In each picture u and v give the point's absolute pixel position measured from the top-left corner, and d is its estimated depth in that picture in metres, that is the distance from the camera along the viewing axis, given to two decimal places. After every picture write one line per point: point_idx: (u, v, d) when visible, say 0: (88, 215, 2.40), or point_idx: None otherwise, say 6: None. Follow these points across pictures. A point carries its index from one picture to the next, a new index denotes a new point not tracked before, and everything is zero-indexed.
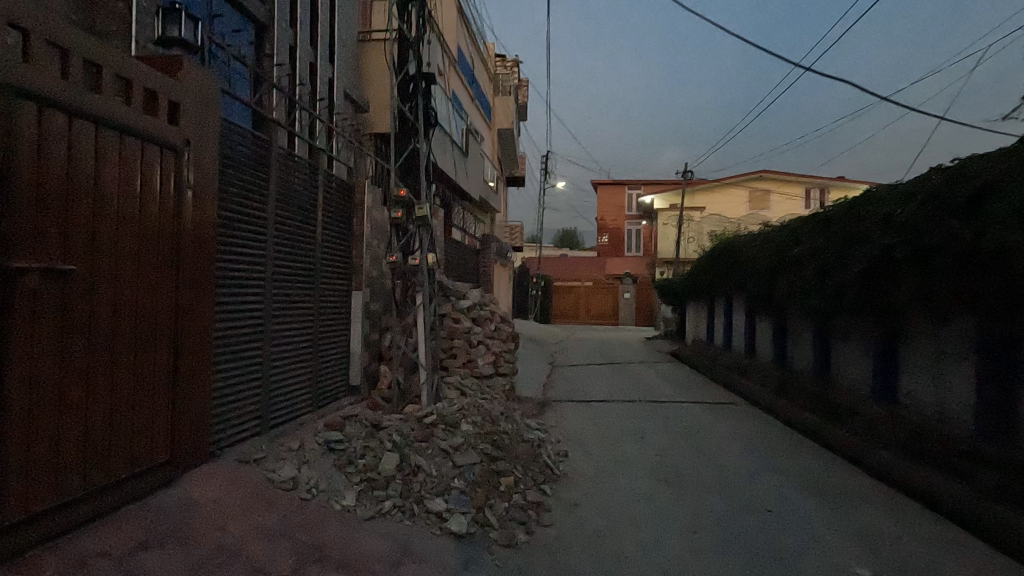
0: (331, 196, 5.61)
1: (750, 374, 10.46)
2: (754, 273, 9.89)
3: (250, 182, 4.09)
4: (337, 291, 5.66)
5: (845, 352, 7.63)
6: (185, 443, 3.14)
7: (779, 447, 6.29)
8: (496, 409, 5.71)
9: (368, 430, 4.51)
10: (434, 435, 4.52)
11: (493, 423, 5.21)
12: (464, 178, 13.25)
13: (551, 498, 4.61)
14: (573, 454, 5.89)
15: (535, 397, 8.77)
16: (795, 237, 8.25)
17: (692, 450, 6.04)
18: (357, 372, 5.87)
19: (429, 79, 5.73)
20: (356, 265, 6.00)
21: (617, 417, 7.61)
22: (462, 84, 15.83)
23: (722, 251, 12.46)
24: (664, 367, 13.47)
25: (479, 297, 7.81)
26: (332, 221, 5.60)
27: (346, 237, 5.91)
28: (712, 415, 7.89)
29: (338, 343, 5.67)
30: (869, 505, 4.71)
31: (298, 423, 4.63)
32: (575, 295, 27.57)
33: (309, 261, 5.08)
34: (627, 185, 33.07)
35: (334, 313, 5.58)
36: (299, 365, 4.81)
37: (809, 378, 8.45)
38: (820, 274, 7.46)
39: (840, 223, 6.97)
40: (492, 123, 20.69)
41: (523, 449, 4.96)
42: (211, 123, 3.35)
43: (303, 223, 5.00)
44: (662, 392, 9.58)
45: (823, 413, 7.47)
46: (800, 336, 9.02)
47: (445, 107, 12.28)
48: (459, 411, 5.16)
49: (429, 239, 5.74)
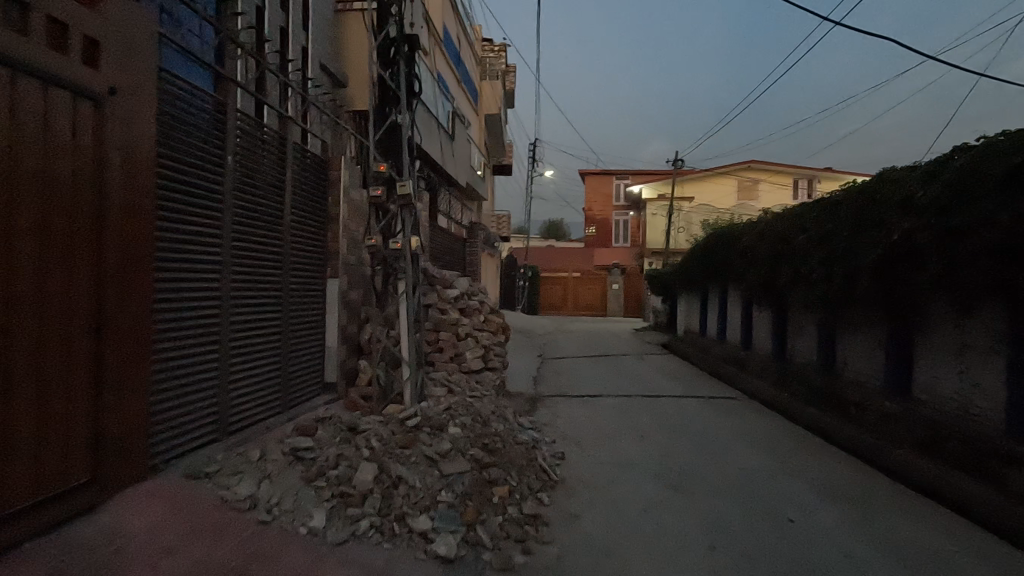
0: (302, 173, 5.03)
1: (748, 367, 10.09)
2: (754, 263, 9.47)
3: (203, 152, 3.51)
4: (309, 278, 5.11)
5: (851, 344, 7.27)
6: (114, 459, 2.61)
7: (789, 447, 5.89)
8: (487, 409, 5.21)
9: (343, 434, 3.99)
10: (418, 440, 4.00)
11: (483, 424, 4.70)
12: (450, 163, 12.65)
13: (549, 508, 4.14)
14: (570, 456, 5.43)
15: (526, 392, 8.29)
16: (800, 223, 7.83)
17: (699, 451, 5.62)
18: (334, 368, 5.34)
19: (412, 42, 5.12)
20: (331, 251, 5.44)
21: (613, 414, 7.17)
22: (448, 66, 15.15)
23: (717, 241, 12.06)
24: (656, 359, 13.10)
25: (467, 286, 7.29)
26: (304, 201, 5.03)
27: (321, 219, 5.34)
28: (712, 411, 7.50)
29: (311, 335, 5.12)
30: (894, 513, 4.33)
31: (264, 426, 4.10)
32: (563, 286, 27.15)
33: (278, 246, 4.52)
34: (615, 175, 32.64)
35: (306, 304, 5.02)
36: (266, 360, 4.27)
37: (812, 371, 8.08)
38: (829, 263, 7.05)
39: (851, 209, 6.54)
40: (479, 108, 20.04)
41: (517, 454, 4.47)
42: (145, 70, 2.78)
43: (268, 201, 4.43)
44: (658, 386, 9.17)
45: (830, 409, 7.10)
46: (802, 328, 8.65)
47: (430, 88, 11.63)
48: (446, 412, 4.65)
49: (412, 221, 5.16)
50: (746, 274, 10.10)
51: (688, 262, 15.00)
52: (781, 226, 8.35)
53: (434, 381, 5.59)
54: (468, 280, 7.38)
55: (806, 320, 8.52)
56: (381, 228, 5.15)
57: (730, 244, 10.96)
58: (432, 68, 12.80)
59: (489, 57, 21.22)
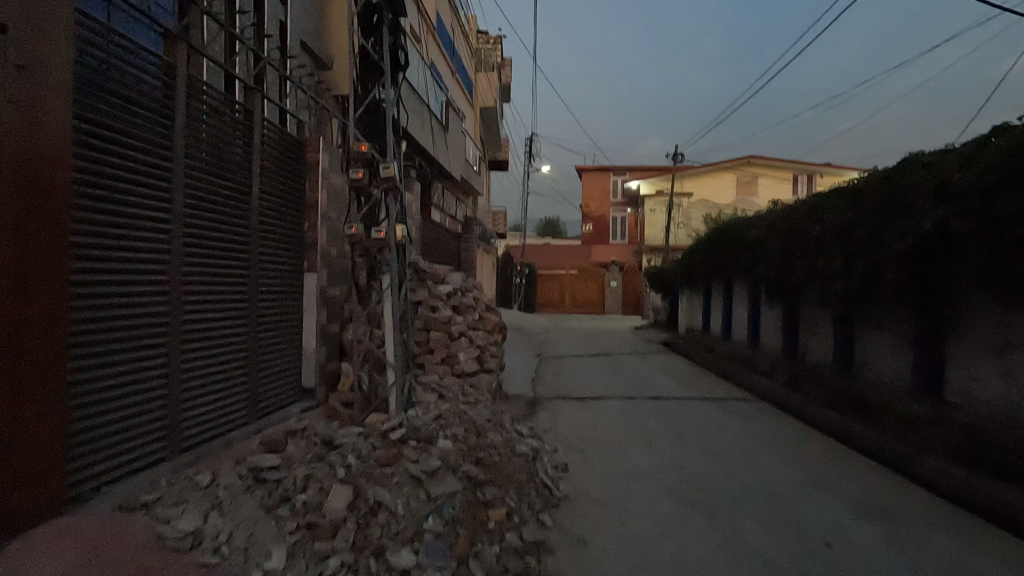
0: (273, 153, 4.51)
1: (756, 366, 9.61)
2: (764, 257, 8.96)
3: (145, 123, 2.97)
4: (284, 269, 4.59)
5: (870, 342, 6.82)
6: (13, 495, 2.12)
7: (812, 454, 5.40)
8: (481, 416, 4.71)
9: (316, 450, 3.48)
10: (403, 457, 3.49)
11: (478, 435, 4.20)
12: (444, 154, 12.13)
13: (553, 531, 3.66)
14: (574, 468, 4.92)
15: (523, 394, 7.80)
16: (814, 214, 7.35)
17: (714, 461, 5.13)
18: (312, 372, 4.81)
19: (397, 9, 4.57)
20: (308, 241, 4.91)
21: (618, 419, 6.69)
22: (442, 55, 14.61)
23: (721, 235, 11.57)
24: (658, 358, 12.61)
25: (461, 281, 6.77)
26: (274, 185, 4.49)
27: (295, 206, 4.81)
28: (723, 414, 7.00)
29: (287, 333, 4.60)
30: (940, 532, 3.84)
31: (228, 437, 3.60)
32: (560, 283, 26.66)
33: (242, 235, 3.99)
34: (613, 171, 32.13)
35: (279, 301, 4.50)
36: (231, 361, 3.76)
37: (828, 371, 7.60)
38: (849, 255, 6.56)
39: (875, 196, 6.04)
40: (474, 100, 19.44)
41: (515, 468, 3.97)
42: (49, 13, 2.25)
43: (232, 181, 3.91)
44: (662, 387, 8.70)
45: (851, 412, 6.61)
46: (816, 325, 8.16)
47: (421, 75, 11.09)
48: (435, 422, 4.14)
49: (398, 208, 4.62)
50: (753, 269, 9.62)
51: (689, 258, 14.53)
52: (794, 218, 7.84)
53: (423, 385, 5.08)
54: (461, 274, 6.86)
55: (820, 317, 8.03)
56: (362, 217, 4.60)
57: (737, 238, 10.45)
58: (423, 55, 12.22)
59: (483, 48, 20.58)
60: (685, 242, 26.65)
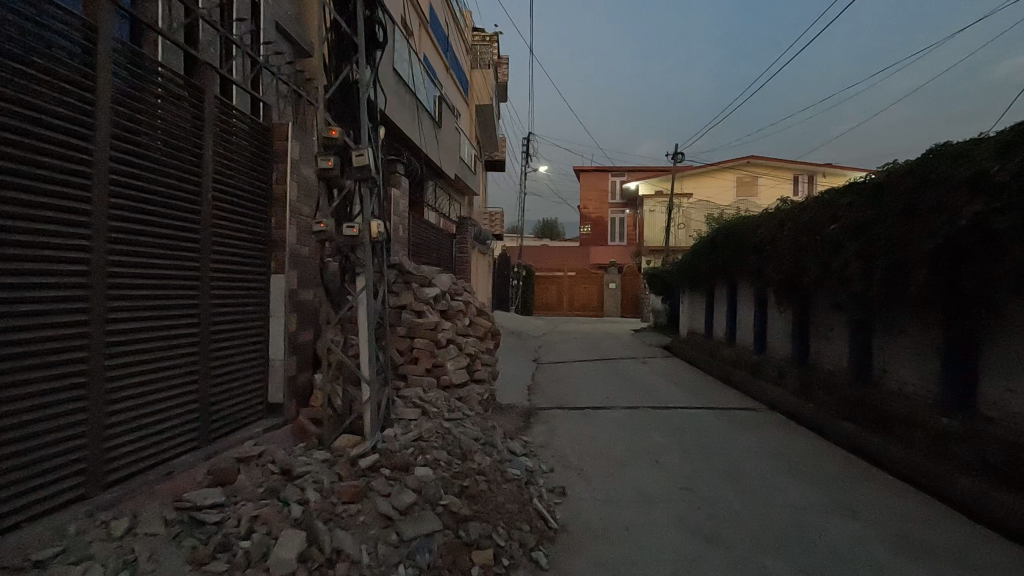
0: (234, 139, 4.01)
1: (764, 373, 9.14)
2: (773, 258, 8.46)
3: (54, 92, 2.51)
4: (247, 270, 4.09)
5: (890, 349, 6.35)
6: None
7: (834, 475, 4.91)
8: (469, 434, 4.21)
9: (269, 483, 2.98)
10: (372, 489, 3.00)
11: (463, 458, 3.71)
12: (436, 151, 11.64)
13: (548, 573, 3.16)
14: (572, 493, 4.40)
15: (517, 405, 7.30)
16: (829, 211, 6.88)
17: (727, 484, 4.62)
18: (280, 386, 4.31)
19: None
20: (276, 240, 4.41)
21: (619, 432, 6.21)
22: (435, 50, 14.13)
23: (725, 235, 11.11)
24: (660, 363, 12.11)
25: (450, 283, 6.27)
26: (235, 177, 3.99)
27: (261, 201, 4.31)
28: (733, 427, 6.51)
29: (250, 341, 4.10)
30: (992, 570, 3.35)
31: (169, 465, 3.10)
32: (558, 285, 26.17)
33: (193, 232, 3.50)
34: (611, 171, 31.68)
35: (241, 307, 4.00)
36: (177, 373, 3.28)
37: (844, 380, 7.11)
38: (870, 255, 6.07)
39: (900, 190, 5.55)
40: (469, 98, 18.91)
41: (505, 498, 3.47)
42: None
43: (181, 168, 3.43)
44: (666, 396, 8.22)
45: (872, 425, 6.12)
46: (830, 331, 7.65)
47: (413, 68, 10.59)
48: (414, 445, 3.62)
49: (374, 202, 4.11)
50: (760, 270, 9.15)
51: (690, 258, 14.06)
52: (807, 216, 7.34)
53: (404, 399, 4.57)
54: (450, 276, 6.36)
55: (834, 322, 7.54)
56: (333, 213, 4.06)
57: (742, 238, 9.96)
58: (415, 49, 11.72)
59: (478, 45, 20.08)
60: (685, 243, 26.20)
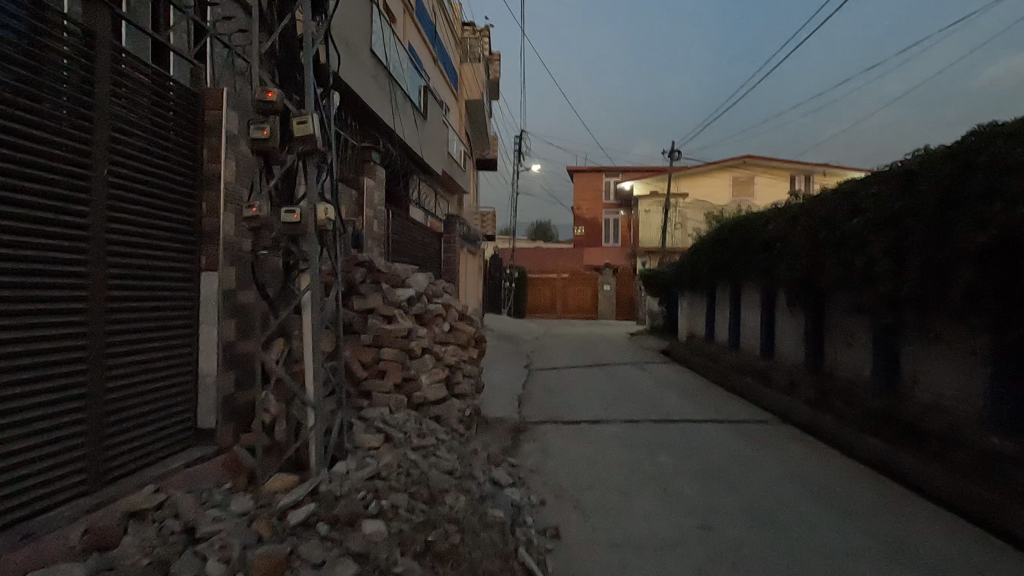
0: (150, 104, 3.22)
1: (773, 381, 8.45)
2: (785, 257, 7.75)
3: None
4: (165, 267, 3.31)
5: (923, 356, 5.67)
6: None
7: (874, 510, 4.19)
8: (441, 466, 3.46)
9: (160, 552, 2.21)
10: (299, 558, 2.24)
11: (431, 500, 2.96)
12: (421, 144, 10.88)
13: None
14: (568, 535, 3.66)
15: (506, 420, 6.55)
16: (852, 203, 6.19)
17: (751, 524, 3.90)
18: (212, 409, 3.53)
19: None
20: (206, 230, 3.61)
21: (620, 451, 5.48)
22: (422, 39, 13.39)
23: (728, 233, 10.42)
24: (660, 370, 11.40)
25: (428, 284, 5.52)
26: (149, 150, 3.20)
27: (188, 182, 3.51)
28: (747, 444, 5.80)
29: (169, 356, 3.33)
30: None
31: (27, 528, 2.31)
32: (551, 287, 25.38)
33: (81, 216, 2.73)
34: (605, 171, 31.02)
35: (155, 311, 3.22)
36: (49, 399, 2.50)
37: (867, 392, 6.42)
38: (904, 251, 5.38)
39: (942, 177, 4.84)
40: (459, 93, 18.18)
41: (484, 554, 2.73)
42: None
43: (67, 134, 2.65)
44: (668, 407, 7.51)
45: (905, 445, 5.43)
46: (848, 336, 6.96)
47: (395, 53, 9.82)
48: (368, 487, 2.87)
49: (323, 183, 3.35)
50: (770, 270, 8.46)
51: (690, 259, 13.39)
52: (825, 210, 6.64)
53: (365, 422, 3.81)
54: (429, 276, 5.61)
55: (853, 327, 6.85)
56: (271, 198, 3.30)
57: (748, 236, 9.25)
58: (399, 35, 10.97)
59: (469, 39, 19.35)
60: (682, 244, 25.57)
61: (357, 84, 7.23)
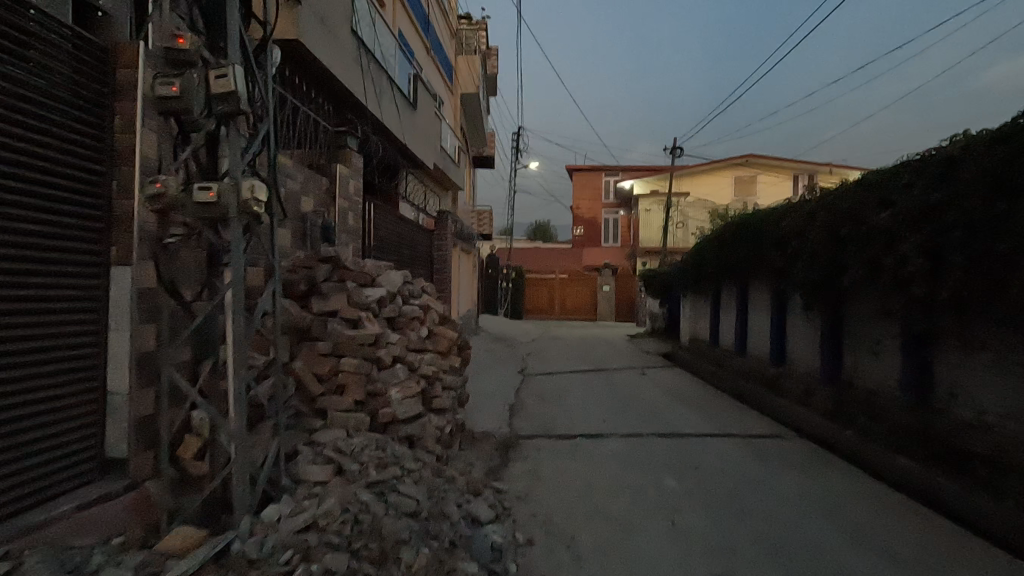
0: (35, 55, 2.55)
1: (785, 390, 7.81)
2: (801, 256, 7.09)
3: None
4: (55, 261, 2.65)
5: (963, 367, 5.04)
6: None
7: (921, 554, 3.55)
8: (402, 507, 2.81)
9: None
10: None
11: (380, 560, 2.32)
12: (410, 135, 10.23)
13: None
14: None
15: (493, 435, 5.89)
16: (880, 195, 5.55)
17: (776, 573, 3.26)
18: (123, 435, 2.86)
19: None
20: (118, 215, 2.94)
21: (621, 473, 4.84)
22: (414, 27, 12.73)
23: (735, 230, 9.80)
24: (661, 376, 10.75)
25: (404, 283, 4.87)
26: (31, 112, 2.53)
27: (93, 153, 2.84)
28: (765, 465, 5.16)
29: (61, 371, 2.66)
30: None
31: None
32: (549, 287, 24.71)
33: None
34: (605, 170, 30.40)
35: (40, 314, 2.57)
36: None
37: (896, 405, 5.77)
38: (945, 248, 4.73)
39: (992, 163, 4.18)
40: (454, 86, 17.51)
41: None
42: None
43: None
44: (672, 420, 6.86)
45: (940, 465, 4.79)
46: (873, 343, 6.32)
47: (382, 37, 9.17)
48: (296, 545, 2.23)
49: (256, 155, 2.69)
50: (783, 270, 7.82)
51: (692, 260, 12.77)
52: (848, 204, 5.98)
53: (314, 449, 3.15)
54: (404, 274, 4.95)
55: (879, 332, 6.20)
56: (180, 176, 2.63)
57: (757, 234, 8.60)
58: (387, 19, 10.30)
59: (465, 31, 18.65)
60: (682, 244, 24.95)
61: (334, 63, 6.57)
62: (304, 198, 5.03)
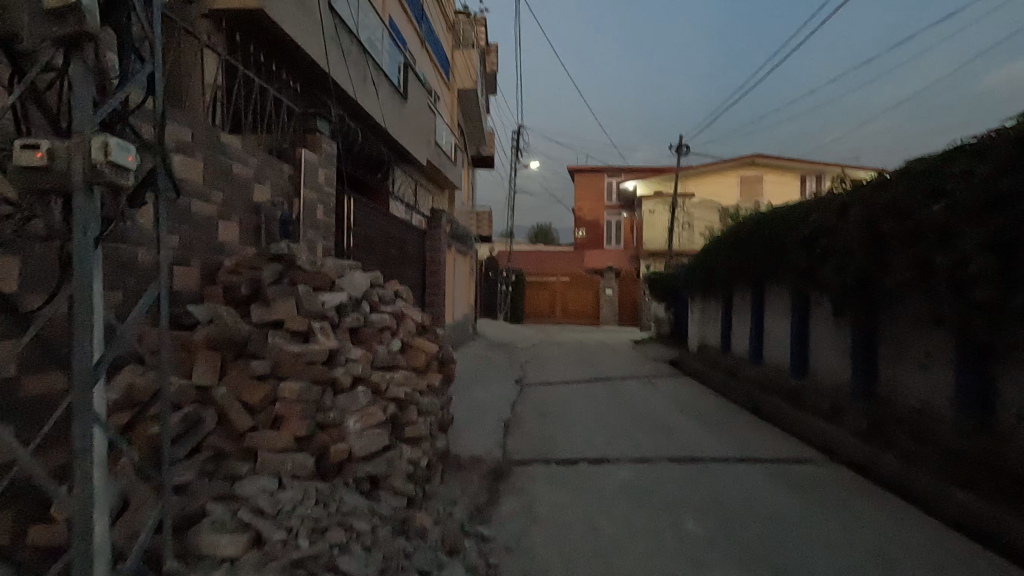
0: None
1: (811, 405, 7.00)
2: (831, 256, 6.29)
3: None
4: None
5: None
6: None
7: None
8: None
9: None
10: None
11: None
12: (397, 125, 9.44)
13: None
14: None
15: (481, 461, 5.09)
16: (930, 183, 4.75)
17: None
18: None
19: None
20: None
21: (630, 514, 4.05)
22: (406, 13, 11.94)
23: (751, 229, 9.00)
24: (671, 386, 9.93)
25: (371, 287, 4.09)
26: None
27: None
28: (801, 502, 4.35)
29: None
30: None
31: None
32: (550, 291, 23.91)
33: None
34: (607, 171, 29.59)
35: None
36: None
37: (948, 428, 4.97)
38: (1018, 246, 3.94)
39: None
40: (450, 80, 16.69)
41: None
42: None
43: None
44: (687, 441, 6.05)
45: (1011, 504, 3.98)
46: (917, 354, 5.52)
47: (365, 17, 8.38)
48: None
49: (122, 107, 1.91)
50: (808, 272, 7.01)
51: (702, 262, 11.97)
52: (889, 196, 5.18)
53: (230, 509, 2.38)
54: (373, 277, 4.18)
55: (925, 343, 5.41)
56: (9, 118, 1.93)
57: (777, 232, 7.80)
58: None
59: (461, 23, 17.81)
60: (687, 246, 24.14)
61: (302, 37, 5.79)
62: (258, 186, 4.25)
